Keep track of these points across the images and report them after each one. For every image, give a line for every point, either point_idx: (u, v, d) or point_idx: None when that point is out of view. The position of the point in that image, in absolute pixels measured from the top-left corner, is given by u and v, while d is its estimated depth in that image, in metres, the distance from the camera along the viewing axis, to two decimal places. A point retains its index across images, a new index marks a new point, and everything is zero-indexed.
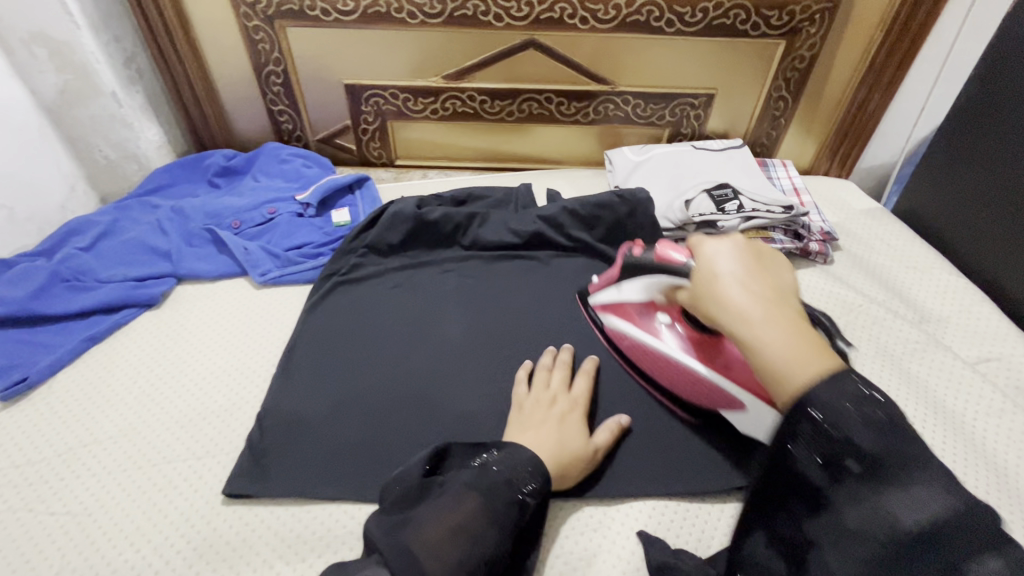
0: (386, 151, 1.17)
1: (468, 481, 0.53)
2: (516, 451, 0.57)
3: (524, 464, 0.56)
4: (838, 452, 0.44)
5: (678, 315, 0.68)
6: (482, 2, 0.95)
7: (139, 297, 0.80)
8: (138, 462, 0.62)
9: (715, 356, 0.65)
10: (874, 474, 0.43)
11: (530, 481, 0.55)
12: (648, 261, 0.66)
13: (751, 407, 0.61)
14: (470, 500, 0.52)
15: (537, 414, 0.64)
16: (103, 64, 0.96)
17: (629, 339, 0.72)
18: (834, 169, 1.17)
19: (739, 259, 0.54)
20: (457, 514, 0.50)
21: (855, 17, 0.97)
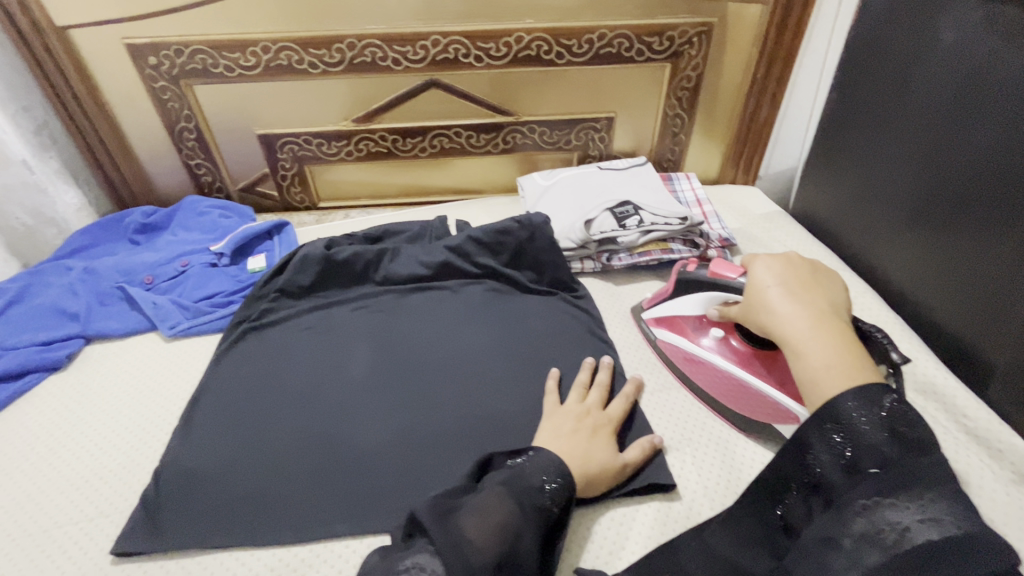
0: (308, 195, 1.20)
1: (511, 481, 0.55)
2: (547, 455, 0.59)
3: (552, 468, 0.58)
4: (857, 458, 0.46)
5: (732, 329, 0.72)
6: (379, 49, 1.00)
7: (43, 361, 0.80)
8: (31, 529, 0.62)
9: (769, 368, 0.68)
10: (892, 480, 0.45)
11: (553, 480, 0.56)
12: (700, 277, 0.74)
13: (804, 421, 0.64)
14: (511, 501, 0.53)
15: (578, 424, 0.66)
16: (11, 134, 0.98)
17: (683, 352, 0.75)
18: (740, 177, 1.23)
19: (788, 275, 0.59)
20: (495, 514, 0.51)
21: (730, 37, 1.04)
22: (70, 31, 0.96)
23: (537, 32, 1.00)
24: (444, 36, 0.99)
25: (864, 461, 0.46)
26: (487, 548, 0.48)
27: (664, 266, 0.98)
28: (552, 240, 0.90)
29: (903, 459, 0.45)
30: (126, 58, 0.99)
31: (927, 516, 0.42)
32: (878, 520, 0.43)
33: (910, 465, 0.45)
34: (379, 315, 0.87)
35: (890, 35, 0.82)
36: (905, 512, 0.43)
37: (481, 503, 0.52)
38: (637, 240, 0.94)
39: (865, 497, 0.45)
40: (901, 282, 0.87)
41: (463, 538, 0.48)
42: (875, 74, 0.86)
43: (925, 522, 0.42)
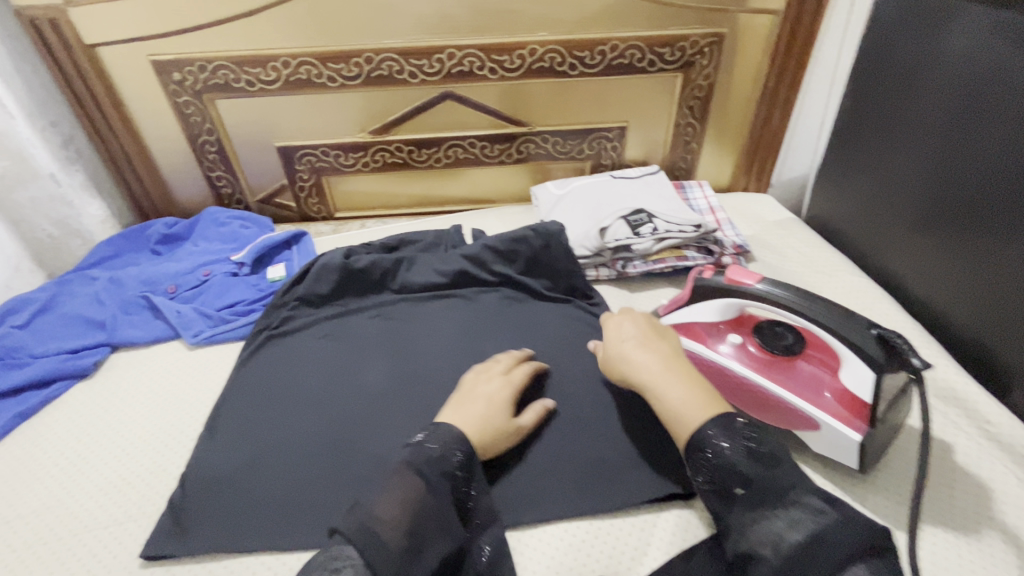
0: (325, 205, 1.22)
1: (410, 460, 0.56)
2: (448, 429, 0.61)
3: (452, 437, 0.60)
4: (726, 479, 0.52)
5: (750, 335, 0.71)
6: (396, 62, 1.02)
7: (71, 369, 0.82)
8: (60, 532, 0.63)
9: (788, 374, 0.67)
10: (757, 496, 0.50)
11: (457, 452, 0.59)
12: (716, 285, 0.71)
13: (826, 428, 0.61)
14: (417, 480, 0.54)
15: (467, 393, 0.68)
16: (40, 148, 1.01)
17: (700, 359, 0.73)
18: (753, 184, 1.24)
19: (636, 328, 0.69)
20: (400, 495, 0.53)
21: (740, 47, 1.05)
22: (98, 49, 0.99)
23: (550, 44, 1.02)
24: (459, 50, 1.01)
25: (731, 481, 0.52)
26: (392, 529, 0.50)
27: (678, 273, 0.98)
28: (564, 245, 0.91)
29: (762, 472, 0.51)
30: (151, 75, 1.02)
31: (792, 521, 0.48)
32: (759, 534, 0.48)
33: (770, 479, 0.51)
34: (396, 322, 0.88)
35: (902, 43, 0.83)
36: (781, 523, 0.48)
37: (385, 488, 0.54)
38: (651, 247, 0.94)
39: (744, 517, 0.50)
40: (918, 287, 0.87)
41: (368, 528, 0.50)
42: (886, 82, 0.87)
43: (791, 526, 0.47)
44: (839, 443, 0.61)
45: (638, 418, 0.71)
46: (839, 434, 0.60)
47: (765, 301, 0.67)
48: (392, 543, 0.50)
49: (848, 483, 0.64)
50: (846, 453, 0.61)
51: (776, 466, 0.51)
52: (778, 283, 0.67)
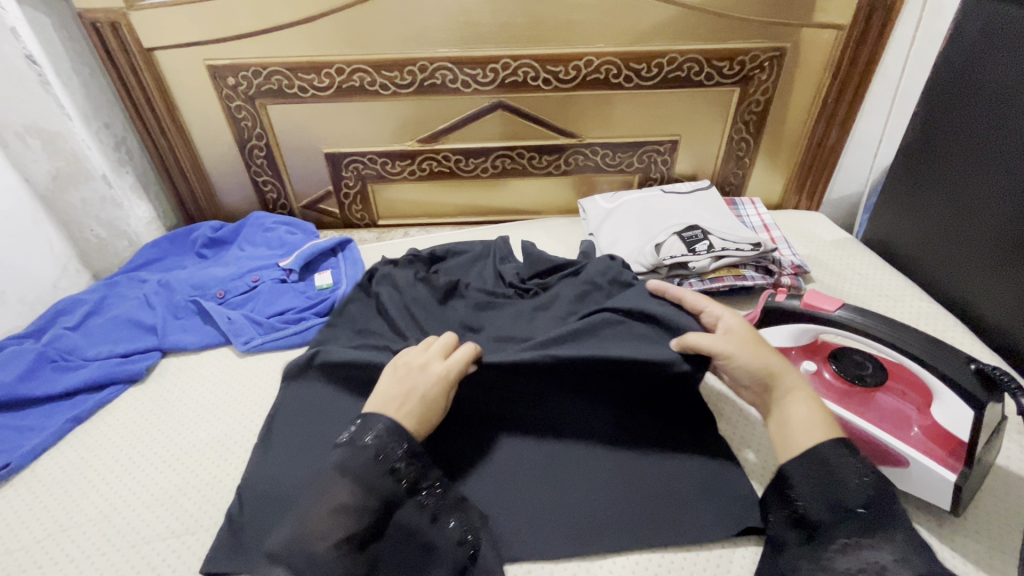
0: (369, 213, 1.22)
1: (341, 465, 0.55)
2: (379, 423, 0.58)
3: (388, 433, 0.57)
4: (843, 497, 0.50)
5: (825, 363, 0.69)
6: (450, 71, 1.01)
7: (123, 373, 0.81)
8: (117, 543, 0.62)
9: (867, 406, 0.65)
10: (879, 521, 0.49)
11: (396, 448, 0.57)
12: (792, 308, 0.68)
13: (914, 465, 0.59)
14: (350, 485, 0.54)
15: (397, 385, 0.62)
16: (94, 150, 1.02)
17: None
18: (804, 202, 1.21)
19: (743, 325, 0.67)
20: (335, 502, 0.53)
21: (802, 62, 1.02)
22: (156, 52, 1.00)
23: (607, 56, 1.00)
24: (514, 60, 1.00)
25: (850, 500, 0.50)
26: (323, 530, 0.51)
27: (734, 293, 0.96)
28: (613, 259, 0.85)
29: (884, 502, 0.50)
30: (205, 79, 1.03)
31: (898, 555, 0.46)
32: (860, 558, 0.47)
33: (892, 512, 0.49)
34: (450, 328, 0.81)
35: (983, 62, 0.80)
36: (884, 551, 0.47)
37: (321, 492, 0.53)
38: (708, 264, 0.91)
39: (850, 535, 0.49)
40: (992, 315, 0.83)
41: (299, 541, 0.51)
42: (964, 100, 0.84)
43: (897, 562, 0.46)
44: (929, 481, 0.58)
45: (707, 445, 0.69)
46: (928, 471, 0.58)
47: (846, 327, 0.64)
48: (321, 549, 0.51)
49: (934, 523, 0.61)
50: (932, 491, 0.59)
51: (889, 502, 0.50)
52: (860, 310, 0.63)
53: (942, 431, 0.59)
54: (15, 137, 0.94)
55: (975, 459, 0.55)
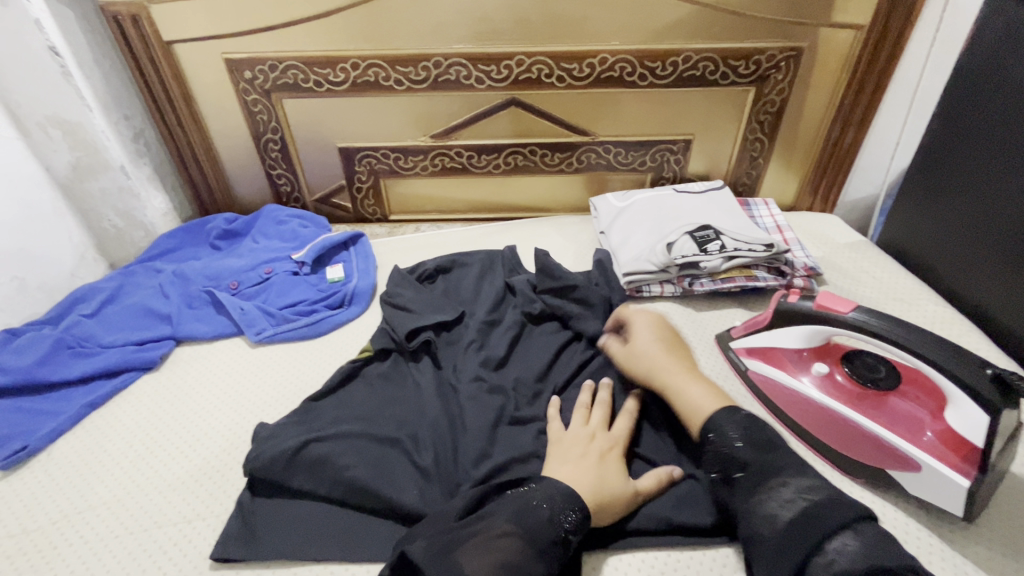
0: (381, 207, 1.23)
1: (515, 518, 0.54)
2: (554, 486, 0.58)
3: (562, 498, 0.57)
4: (732, 462, 0.56)
5: (837, 365, 0.69)
6: (464, 67, 1.01)
7: (138, 360, 0.83)
8: (130, 527, 0.63)
9: (879, 410, 0.64)
10: (757, 478, 0.54)
11: (571, 515, 0.56)
12: (803, 310, 0.68)
13: (926, 470, 0.58)
14: (520, 535, 0.53)
15: (571, 441, 0.65)
16: (113, 141, 1.04)
17: (780, 385, 0.71)
18: (818, 204, 1.20)
19: (650, 331, 0.75)
20: (501, 553, 0.51)
21: (819, 62, 1.01)
22: (175, 46, 1.01)
23: (622, 54, 1.00)
24: (528, 57, 1.00)
25: (731, 464, 0.56)
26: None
27: (746, 294, 0.95)
28: (616, 287, 0.92)
29: (763, 457, 0.55)
30: (223, 72, 1.04)
31: (788, 502, 0.50)
32: (758, 513, 0.51)
33: (768, 461, 0.54)
34: (475, 350, 0.81)
35: (1002, 66, 0.79)
36: (773, 502, 0.51)
37: (492, 536, 0.53)
38: (719, 265, 0.91)
39: (752, 492, 0.53)
40: (1009, 321, 0.82)
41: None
42: (984, 104, 0.82)
43: (788, 502, 0.50)
44: (939, 485, 0.58)
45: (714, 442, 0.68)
46: (940, 476, 0.58)
47: (859, 329, 0.63)
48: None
49: (944, 529, 0.60)
50: (942, 495, 0.58)
51: (772, 453, 0.55)
52: (873, 312, 0.63)
53: (954, 436, 0.58)
54: (38, 127, 0.97)
55: (989, 464, 0.55)
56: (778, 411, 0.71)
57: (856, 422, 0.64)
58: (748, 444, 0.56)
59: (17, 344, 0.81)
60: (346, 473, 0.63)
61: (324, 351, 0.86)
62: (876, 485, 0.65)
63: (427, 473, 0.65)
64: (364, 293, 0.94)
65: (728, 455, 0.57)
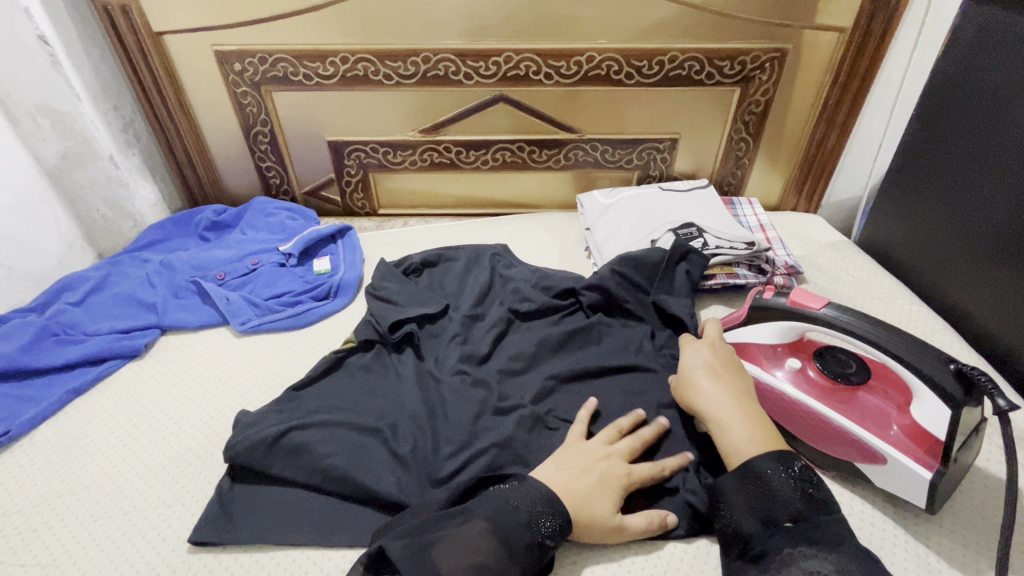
0: (370, 201, 1.23)
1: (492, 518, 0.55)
2: (535, 487, 0.59)
3: (542, 501, 0.57)
4: (773, 511, 0.53)
5: (810, 360, 0.70)
6: (452, 63, 1.02)
7: (123, 348, 0.83)
8: (110, 510, 0.64)
9: (850, 405, 0.65)
10: (802, 530, 0.51)
11: (550, 523, 0.56)
12: (778, 306, 0.69)
13: (892, 463, 0.60)
14: (495, 536, 0.54)
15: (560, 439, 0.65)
16: (102, 131, 1.05)
17: (754, 382, 0.71)
18: (802, 204, 1.21)
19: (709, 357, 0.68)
20: (476, 554, 0.53)
21: (803, 63, 1.02)
22: (165, 37, 1.01)
23: (609, 52, 1.01)
24: (516, 54, 1.01)
25: (778, 513, 0.53)
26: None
27: (727, 292, 0.96)
28: (607, 278, 0.88)
29: (813, 511, 0.52)
30: (213, 64, 1.04)
31: (838, 567, 0.48)
32: (797, 569, 0.49)
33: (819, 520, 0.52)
34: (458, 344, 0.83)
35: (977, 70, 0.81)
36: (813, 561, 0.49)
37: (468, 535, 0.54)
38: (705, 259, 0.92)
39: (786, 547, 0.50)
40: (981, 321, 0.84)
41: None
42: (961, 106, 0.84)
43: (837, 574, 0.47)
44: (904, 478, 0.59)
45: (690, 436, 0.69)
46: (906, 469, 0.59)
47: (829, 325, 0.65)
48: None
49: (909, 521, 0.62)
50: (906, 486, 0.60)
51: (825, 514, 0.53)
52: (845, 308, 0.64)
53: (920, 431, 0.60)
54: (26, 116, 0.98)
55: (951, 458, 0.57)
56: None
57: (828, 417, 0.64)
58: (797, 491, 0.53)
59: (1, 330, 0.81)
60: (324, 462, 0.64)
61: (308, 342, 0.87)
62: (844, 477, 0.66)
63: (406, 462, 0.66)
64: (350, 286, 0.95)
65: (771, 500, 0.53)
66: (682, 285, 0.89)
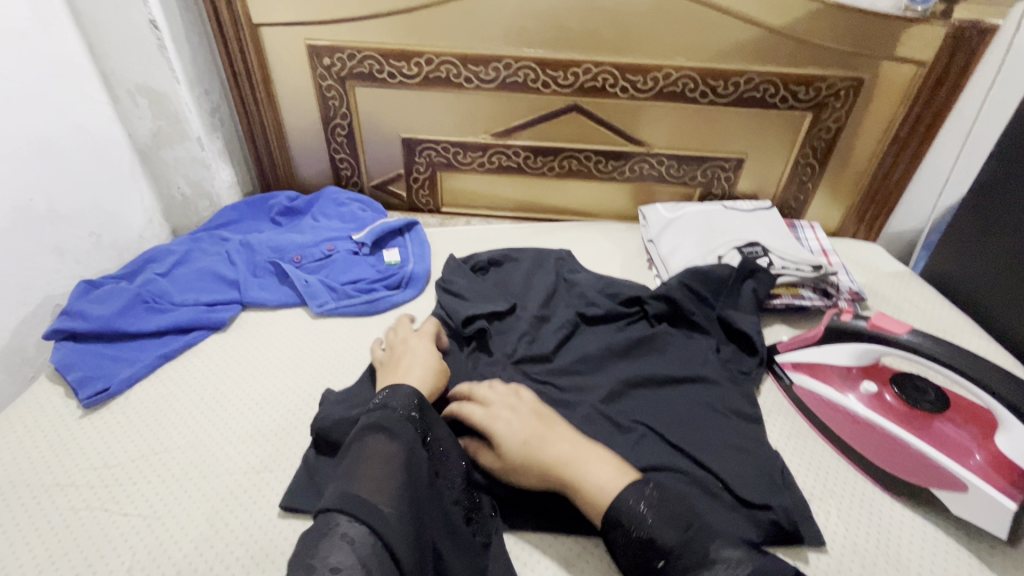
0: (434, 199, 1.27)
1: (386, 426, 0.56)
2: (396, 389, 0.61)
3: (404, 394, 0.61)
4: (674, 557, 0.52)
5: (886, 385, 0.72)
6: (532, 71, 1.06)
7: (209, 320, 0.87)
8: (203, 471, 0.67)
9: (928, 431, 0.67)
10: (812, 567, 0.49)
11: (415, 408, 0.60)
12: (857, 329, 0.71)
13: (975, 490, 0.61)
14: (401, 443, 0.55)
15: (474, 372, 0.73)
16: (193, 114, 1.09)
17: (827, 401, 0.74)
18: (861, 233, 1.22)
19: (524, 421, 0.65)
20: (381, 455, 0.53)
21: (878, 93, 1.03)
22: (262, 28, 1.07)
23: (686, 70, 1.03)
24: (596, 66, 1.04)
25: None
26: (383, 492, 0.50)
27: (791, 313, 0.97)
28: (674, 287, 0.89)
29: None
30: (304, 56, 1.09)
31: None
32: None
33: None
34: (528, 342, 0.85)
35: None
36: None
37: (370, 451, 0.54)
38: (773, 279, 0.92)
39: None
40: None
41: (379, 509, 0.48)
42: None
43: None
44: (986, 506, 0.60)
45: (762, 451, 0.70)
46: (988, 497, 0.60)
47: (912, 350, 0.66)
48: (402, 539, 0.49)
49: (985, 551, 0.62)
50: (987, 515, 0.60)
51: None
52: (928, 336, 0.65)
53: (1005, 461, 0.61)
54: (127, 95, 1.04)
55: None
56: (821, 425, 0.75)
57: (905, 441, 0.67)
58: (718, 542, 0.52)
59: (97, 293, 0.85)
60: None
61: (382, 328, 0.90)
62: (918, 504, 0.67)
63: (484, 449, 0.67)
64: (421, 278, 0.98)
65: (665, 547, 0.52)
66: (748, 301, 0.90)
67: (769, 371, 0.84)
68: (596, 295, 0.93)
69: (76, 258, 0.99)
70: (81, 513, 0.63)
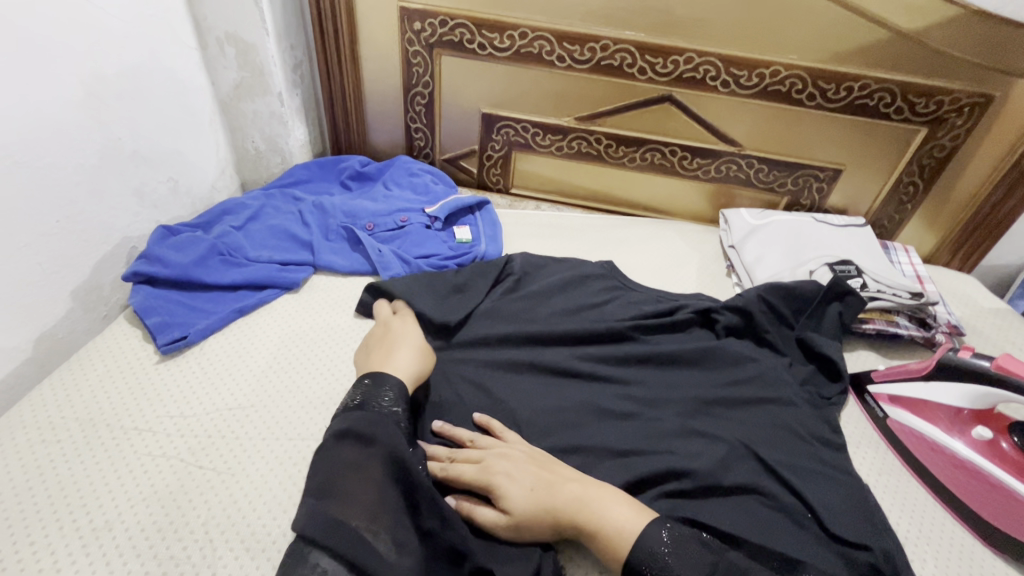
0: (504, 179, 1.24)
1: (350, 432, 0.55)
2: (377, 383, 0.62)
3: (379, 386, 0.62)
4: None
5: (1003, 432, 0.69)
6: (630, 55, 1.00)
7: (282, 279, 0.87)
8: (276, 432, 0.66)
9: None
10: None
11: (389, 401, 0.61)
12: (975, 367, 0.69)
13: None
14: (378, 446, 0.55)
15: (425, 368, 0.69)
16: (277, 68, 1.07)
17: (928, 439, 0.72)
18: (955, 262, 1.13)
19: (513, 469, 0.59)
20: (353, 464, 0.53)
21: (1006, 114, 0.95)
22: None
23: (797, 69, 0.96)
24: (699, 56, 0.98)
25: None
26: (354, 507, 0.50)
27: (880, 340, 0.91)
28: (753, 297, 0.84)
29: None
30: (395, 18, 1.06)
31: None
32: None
33: None
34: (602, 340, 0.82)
35: None
36: None
37: (344, 459, 0.54)
38: (864, 302, 0.85)
39: None
40: None
41: (349, 527, 0.49)
42: None
43: None
44: None
45: (853, 483, 0.66)
46: None
47: None
48: (384, 551, 0.49)
49: None
50: None
51: None
52: None
53: None
54: (216, 42, 1.03)
55: None
56: (915, 464, 0.71)
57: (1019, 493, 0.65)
58: None
59: (175, 241, 0.85)
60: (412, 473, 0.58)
61: None
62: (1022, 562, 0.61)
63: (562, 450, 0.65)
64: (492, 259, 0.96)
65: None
66: (832, 323, 0.84)
67: (854, 398, 0.80)
68: (670, 299, 0.88)
69: (154, 202, 0.99)
70: (159, 458, 0.63)
